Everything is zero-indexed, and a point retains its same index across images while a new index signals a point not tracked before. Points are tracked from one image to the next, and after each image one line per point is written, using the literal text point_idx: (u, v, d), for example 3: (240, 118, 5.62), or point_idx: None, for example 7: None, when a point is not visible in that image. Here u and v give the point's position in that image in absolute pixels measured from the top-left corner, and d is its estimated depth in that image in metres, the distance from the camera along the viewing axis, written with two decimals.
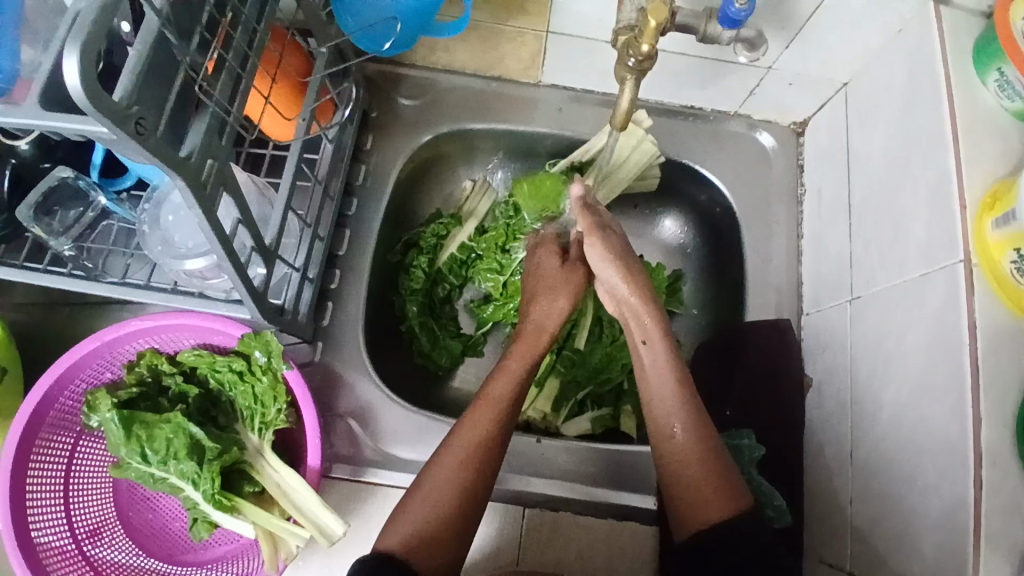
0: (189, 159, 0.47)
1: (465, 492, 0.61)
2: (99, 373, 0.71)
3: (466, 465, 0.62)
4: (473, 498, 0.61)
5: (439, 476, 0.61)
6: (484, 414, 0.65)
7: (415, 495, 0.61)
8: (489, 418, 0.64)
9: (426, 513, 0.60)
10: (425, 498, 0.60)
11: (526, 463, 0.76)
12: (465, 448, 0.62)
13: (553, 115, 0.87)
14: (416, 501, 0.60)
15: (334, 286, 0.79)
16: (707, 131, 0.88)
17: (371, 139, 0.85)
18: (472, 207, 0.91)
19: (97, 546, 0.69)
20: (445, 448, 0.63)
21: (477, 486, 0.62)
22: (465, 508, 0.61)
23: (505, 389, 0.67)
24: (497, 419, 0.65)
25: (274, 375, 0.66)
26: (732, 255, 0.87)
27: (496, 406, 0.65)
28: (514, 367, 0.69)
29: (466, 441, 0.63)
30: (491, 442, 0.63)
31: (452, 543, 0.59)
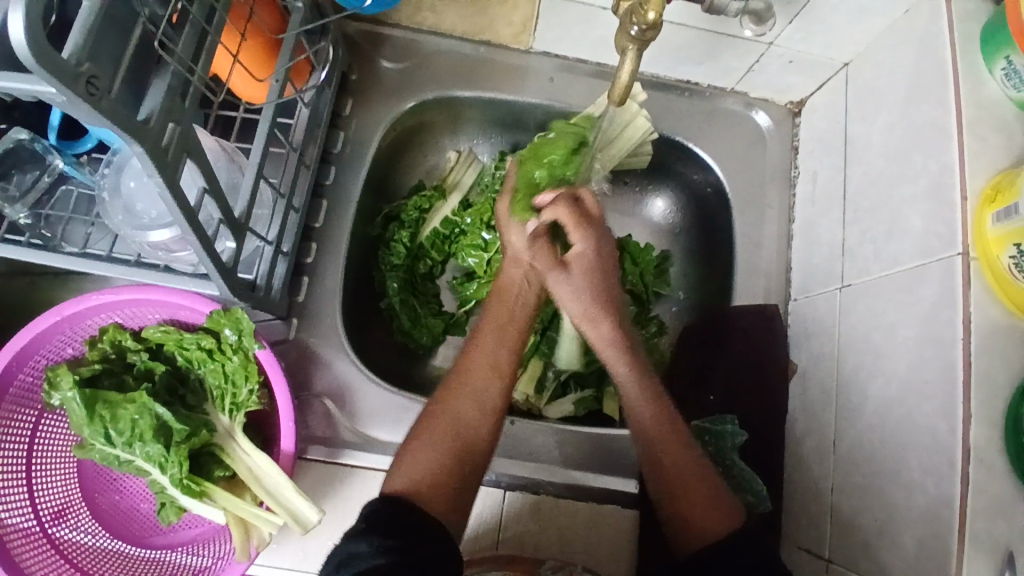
0: (150, 124, 0.43)
1: (468, 423, 0.61)
2: (60, 349, 0.67)
3: (466, 395, 0.62)
4: (477, 430, 0.61)
5: (440, 411, 0.61)
6: (482, 343, 0.65)
7: (417, 434, 0.61)
8: (486, 348, 0.64)
9: (428, 450, 0.59)
10: (428, 435, 0.60)
11: (508, 445, 0.75)
12: (465, 379, 0.63)
13: (544, 85, 0.83)
14: (419, 440, 0.60)
15: (309, 260, 0.75)
16: (702, 108, 0.85)
17: (351, 104, 0.80)
18: (456, 179, 0.87)
19: (62, 528, 0.67)
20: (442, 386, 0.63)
21: (481, 416, 0.62)
22: (470, 439, 0.61)
23: (502, 316, 0.67)
24: (494, 349, 0.64)
25: (246, 354, 0.63)
26: (722, 237, 0.85)
27: (493, 335, 0.65)
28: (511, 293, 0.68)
29: (466, 373, 0.63)
30: (491, 371, 0.63)
31: (461, 478, 0.59)
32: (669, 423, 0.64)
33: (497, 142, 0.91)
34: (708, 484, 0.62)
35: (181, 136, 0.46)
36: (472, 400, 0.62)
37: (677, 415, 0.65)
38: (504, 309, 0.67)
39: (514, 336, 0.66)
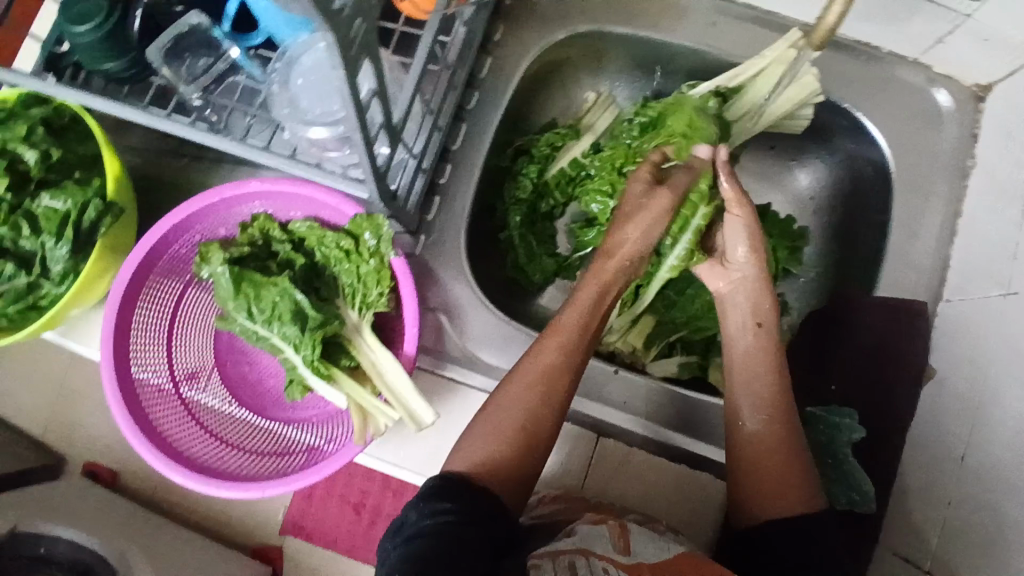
0: (342, 14, 0.44)
1: (530, 420, 0.61)
2: (212, 228, 0.73)
3: (532, 391, 0.61)
4: (539, 427, 0.61)
5: (504, 403, 0.61)
6: (551, 343, 0.63)
7: (479, 422, 0.61)
8: (557, 348, 0.63)
9: (490, 438, 0.60)
10: (491, 427, 0.60)
11: (602, 393, 0.75)
12: (530, 377, 0.62)
13: (705, 30, 0.78)
14: (480, 425, 0.61)
15: (442, 180, 0.77)
16: (878, 75, 0.77)
17: (502, 29, 0.79)
18: (591, 121, 0.86)
19: (193, 389, 0.75)
20: (513, 375, 0.63)
21: (545, 416, 0.61)
22: (531, 434, 0.60)
23: (572, 323, 0.65)
24: (563, 351, 0.63)
25: (381, 259, 0.66)
26: (871, 222, 0.78)
27: (562, 338, 0.63)
28: (584, 299, 0.66)
29: (533, 370, 0.62)
30: (558, 372, 0.62)
31: (521, 470, 0.59)
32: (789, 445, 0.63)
33: (641, 88, 0.87)
34: (793, 463, 0.62)
35: (365, 34, 0.47)
36: (536, 398, 0.61)
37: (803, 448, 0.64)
38: (579, 309, 0.66)
39: (584, 340, 0.64)
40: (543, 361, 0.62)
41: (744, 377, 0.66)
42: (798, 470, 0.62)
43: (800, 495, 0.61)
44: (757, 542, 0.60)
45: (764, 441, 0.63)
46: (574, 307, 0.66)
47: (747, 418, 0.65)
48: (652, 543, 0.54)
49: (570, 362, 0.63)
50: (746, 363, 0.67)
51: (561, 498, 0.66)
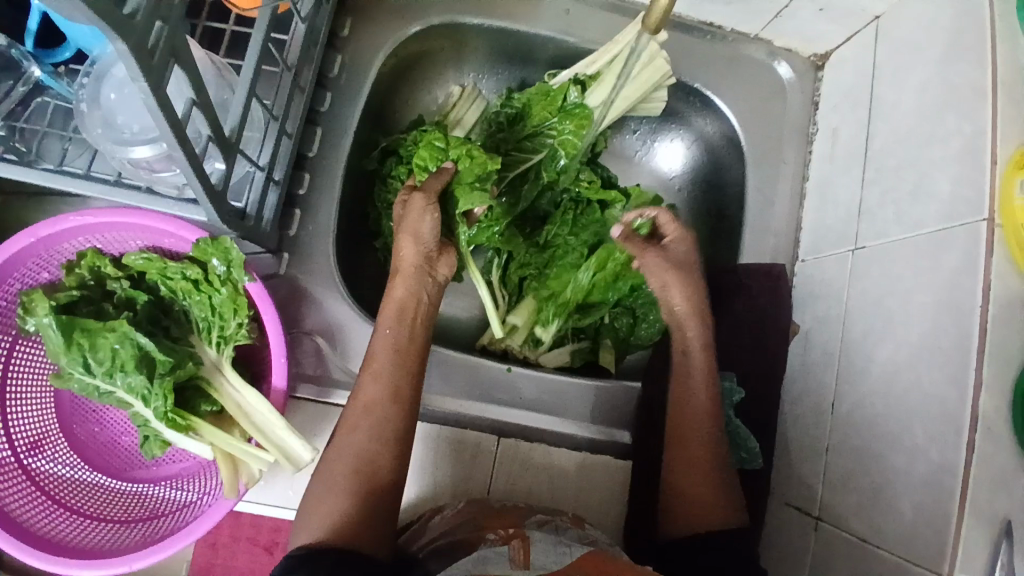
0: (134, 18, 0.37)
1: (365, 461, 0.58)
2: (35, 273, 0.63)
3: (358, 431, 0.59)
4: (377, 466, 0.58)
5: (335, 453, 0.59)
6: (368, 378, 0.61)
7: (318, 480, 0.58)
8: (374, 381, 0.61)
9: (327, 492, 0.57)
10: (326, 481, 0.57)
11: (496, 392, 0.73)
12: (354, 416, 0.60)
13: (560, 17, 0.78)
14: (319, 482, 0.58)
15: (303, 191, 0.71)
16: (724, 53, 0.80)
17: (351, 24, 0.74)
18: (459, 116, 0.83)
19: (39, 459, 0.64)
20: (341, 421, 0.61)
21: (381, 453, 0.59)
22: (370, 476, 0.58)
23: (383, 351, 0.62)
24: (380, 382, 0.61)
25: (235, 286, 0.60)
26: (733, 194, 0.82)
27: (376, 369, 0.62)
28: (386, 324, 0.64)
29: (356, 412, 0.60)
30: (382, 403, 0.60)
31: (368, 516, 0.56)
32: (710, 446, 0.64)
33: (506, 78, 0.85)
34: (726, 485, 0.63)
35: (170, 38, 0.41)
36: (365, 437, 0.59)
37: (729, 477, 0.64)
38: (386, 332, 0.64)
39: (401, 363, 0.62)
40: (365, 398, 0.60)
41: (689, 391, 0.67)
42: (727, 492, 0.63)
43: (726, 514, 0.62)
44: None
45: (694, 410, 0.66)
46: (381, 332, 0.64)
47: (699, 431, 0.65)
48: (556, 550, 0.52)
49: (393, 387, 0.61)
50: (699, 353, 0.68)
51: (456, 517, 0.62)
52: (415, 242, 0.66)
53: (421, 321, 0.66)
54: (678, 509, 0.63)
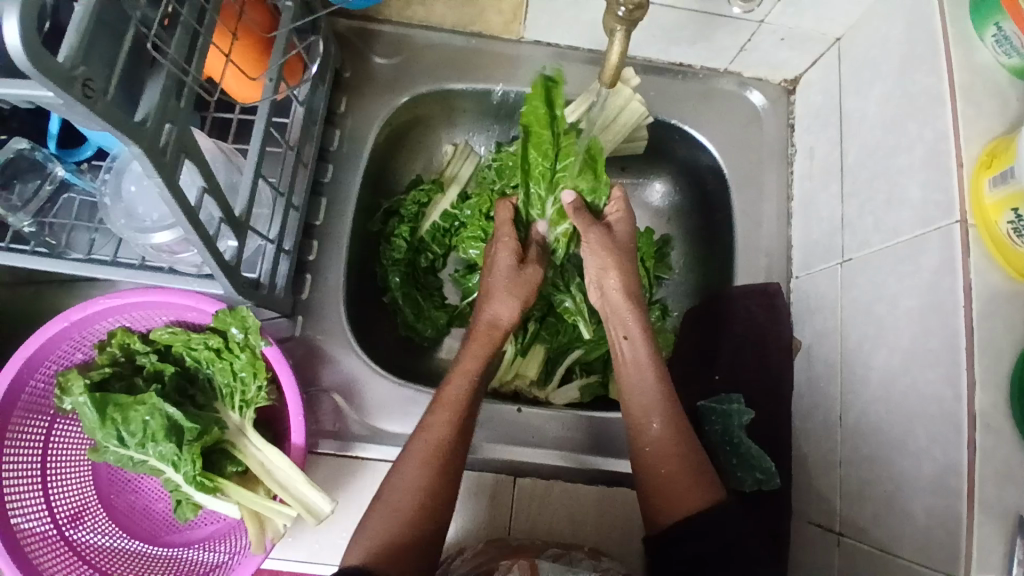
0: (145, 124, 0.43)
1: (429, 497, 0.60)
2: (69, 354, 0.68)
3: (427, 465, 0.61)
4: (438, 502, 0.60)
5: (400, 480, 0.60)
6: (442, 416, 0.64)
7: (376, 509, 0.59)
8: (449, 416, 0.64)
9: (388, 522, 0.58)
10: (386, 509, 0.59)
11: (516, 433, 0.75)
12: (426, 448, 0.62)
13: (538, 73, 0.83)
14: (379, 508, 0.60)
15: (312, 257, 0.76)
16: (696, 89, 0.85)
17: (346, 101, 0.80)
18: (454, 172, 0.88)
19: (79, 530, 0.68)
20: (407, 451, 0.62)
21: (443, 488, 0.61)
22: (430, 513, 0.60)
23: (461, 389, 0.66)
24: (456, 419, 0.64)
25: (253, 351, 0.64)
26: (720, 219, 0.85)
27: (451, 408, 0.64)
28: (470, 366, 0.68)
29: (426, 445, 0.62)
30: (454, 442, 0.63)
31: (420, 550, 0.58)
32: (676, 453, 0.65)
33: (494, 134, 0.91)
34: (693, 464, 0.65)
35: (179, 136, 0.46)
36: (430, 472, 0.61)
37: (704, 469, 0.65)
38: (463, 380, 0.67)
39: (474, 404, 0.66)
40: (437, 433, 0.63)
41: (636, 391, 0.69)
42: (693, 471, 0.64)
43: (698, 495, 0.63)
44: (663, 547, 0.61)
45: (644, 405, 0.68)
46: (460, 374, 0.67)
47: (650, 422, 0.67)
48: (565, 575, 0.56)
49: (463, 429, 0.64)
50: (642, 361, 0.70)
51: (476, 555, 0.64)
52: (519, 306, 0.73)
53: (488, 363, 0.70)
54: (653, 501, 0.65)
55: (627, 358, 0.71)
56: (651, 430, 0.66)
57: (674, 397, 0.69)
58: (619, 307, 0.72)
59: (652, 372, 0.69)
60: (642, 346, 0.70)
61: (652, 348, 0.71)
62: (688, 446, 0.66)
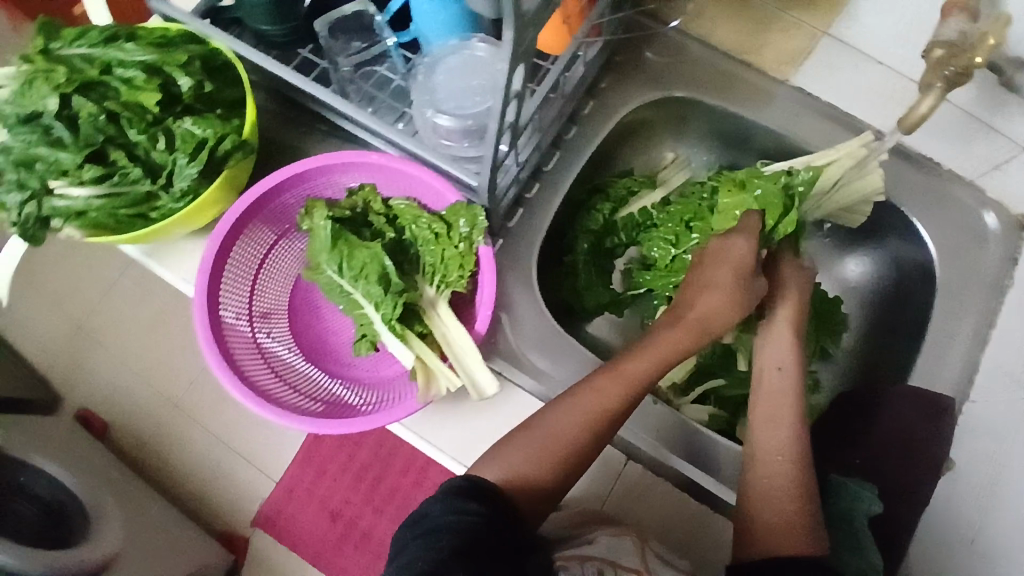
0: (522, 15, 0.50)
1: (570, 447, 0.66)
2: (321, 188, 0.78)
3: (584, 421, 0.66)
4: (582, 456, 0.66)
5: (552, 424, 0.66)
6: (613, 386, 0.68)
7: (518, 438, 0.66)
8: (619, 391, 0.68)
9: (526, 454, 0.65)
10: (529, 443, 0.65)
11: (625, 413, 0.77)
12: (578, 415, 0.66)
13: (788, 116, 0.86)
14: (521, 440, 0.66)
15: (529, 195, 0.84)
16: (934, 189, 0.83)
17: (609, 79, 0.88)
18: (665, 177, 0.95)
19: (262, 327, 0.77)
20: (565, 402, 0.67)
21: (586, 451, 0.67)
22: (569, 463, 0.66)
23: (642, 369, 0.70)
24: (626, 393, 0.68)
25: (469, 245, 0.71)
26: (909, 318, 0.84)
27: (629, 384, 0.68)
28: (660, 351, 0.71)
29: (588, 403, 0.67)
30: (615, 412, 0.67)
31: (550, 486, 0.65)
32: (796, 490, 0.67)
33: (716, 158, 0.96)
34: (805, 512, 0.66)
35: (530, 37, 0.54)
36: (584, 428, 0.66)
37: (812, 511, 0.67)
38: (645, 361, 0.70)
39: (650, 388, 0.70)
40: (602, 399, 0.67)
41: (768, 421, 0.71)
42: (807, 520, 0.65)
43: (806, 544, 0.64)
44: None
45: (781, 440, 0.70)
46: (644, 355, 0.71)
47: (777, 455, 0.69)
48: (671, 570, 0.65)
49: (627, 403, 0.68)
50: (783, 395, 0.73)
51: (570, 517, 0.72)
52: (732, 305, 0.74)
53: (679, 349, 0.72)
54: (754, 529, 0.65)
55: (773, 381, 0.74)
56: (774, 459, 0.69)
57: (802, 439, 0.71)
58: (784, 341, 0.76)
59: (790, 411, 0.71)
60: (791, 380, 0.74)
61: (796, 388, 0.74)
62: (806, 491, 0.68)
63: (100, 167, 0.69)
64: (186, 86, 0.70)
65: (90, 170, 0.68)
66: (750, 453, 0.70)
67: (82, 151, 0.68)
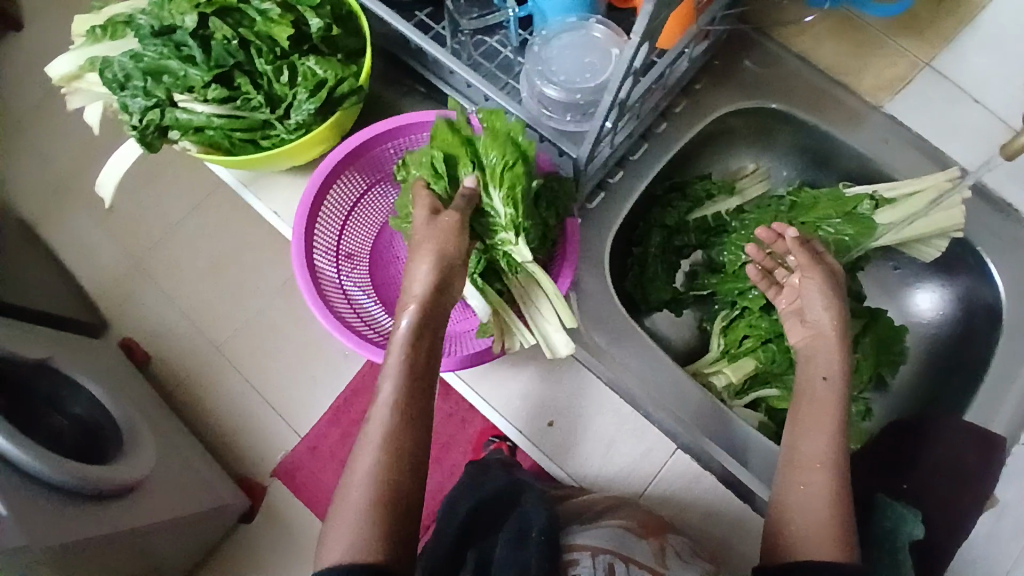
0: None
1: (395, 440, 0.62)
2: (419, 143, 0.81)
3: (401, 414, 0.63)
4: (413, 442, 0.63)
5: (375, 424, 0.63)
6: (396, 356, 0.64)
7: (354, 468, 0.63)
8: (403, 356, 0.64)
9: (364, 466, 0.62)
10: (366, 452, 0.62)
11: (680, 404, 0.78)
12: (404, 363, 0.63)
13: (877, 142, 0.87)
14: (359, 456, 0.63)
15: (613, 180, 0.86)
16: (1015, 234, 0.83)
17: (705, 81, 0.90)
18: (743, 186, 0.96)
19: (343, 268, 0.81)
20: (378, 385, 0.65)
21: (416, 437, 0.64)
22: (398, 459, 0.62)
23: (410, 331, 0.64)
24: (411, 354, 0.64)
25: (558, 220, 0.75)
26: (970, 358, 0.84)
27: (406, 349, 0.64)
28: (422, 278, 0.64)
29: (395, 388, 0.63)
30: (416, 380, 0.64)
31: (399, 510, 0.61)
32: (840, 505, 0.65)
33: (796, 175, 0.97)
34: (842, 527, 0.65)
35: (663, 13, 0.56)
36: (398, 421, 0.63)
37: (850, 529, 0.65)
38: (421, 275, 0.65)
39: (426, 344, 0.65)
40: (396, 366, 0.64)
41: (812, 430, 0.69)
42: (845, 534, 0.64)
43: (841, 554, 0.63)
44: None
45: (824, 454, 0.67)
46: (415, 281, 0.65)
47: (819, 469, 0.67)
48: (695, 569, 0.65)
49: (424, 360, 0.65)
50: (832, 404, 0.70)
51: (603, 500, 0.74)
52: (432, 260, 0.64)
53: (449, 269, 0.65)
54: (784, 535, 0.65)
55: (822, 392, 0.70)
56: (817, 472, 0.66)
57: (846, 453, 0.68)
58: (830, 341, 0.72)
59: (834, 419, 0.69)
60: (840, 390, 0.70)
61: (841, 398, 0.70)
62: (844, 507, 0.65)
63: (225, 90, 0.73)
64: (316, 26, 0.74)
65: (214, 90, 0.72)
66: (790, 458, 0.69)
67: (212, 72, 0.73)
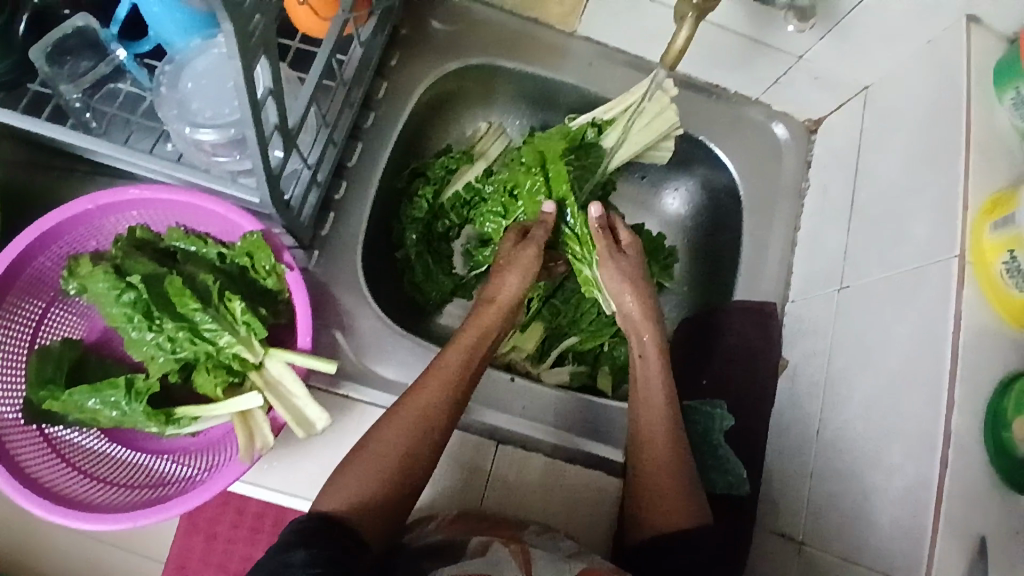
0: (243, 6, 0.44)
1: (393, 455, 0.61)
2: (84, 239, 0.68)
3: (403, 434, 0.62)
4: (394, 466, 0.61)
5: (356, 459, 0.61)
6: (431, 385, 0.64)
7: (338, 476, 0.61)
8: (426, 396, 0.64)
9: (349, 480, 0.60)
10: (349, 473, 0.60)
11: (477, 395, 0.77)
12: (462, 360, 0.67)
13: (582, 69, 0.87)
14: (344, 469, 0.61)
15: (338, 197, 0.77)
16: (727, 113, 0.89)
17: (398, 56, 0.82)
18: (483, 148, 0.90)
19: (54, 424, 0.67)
20: (383, 422, 0.63)
21: (411, 453, 0.62)
22: (402, 474, 0.61)
23: (455, 361, 0.67)
24: (447, 391, 0.65)
25: (277, 278, 0.66)
26: (729, 240, 0.88)
27: (434, 385, 0.65)
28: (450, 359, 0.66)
29: (389, 440, 0.61)
30: (438, 415, 0.64)
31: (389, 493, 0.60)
32: (677, 458, 0.68)
33: (529, 120, 0.94)
34: (688, 483, 0.68)
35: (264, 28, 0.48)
36: (395, 447, 0.61)
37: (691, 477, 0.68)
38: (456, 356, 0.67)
39: (467, 376, 0.67)
40: (424, 398, 0.64)
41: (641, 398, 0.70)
42: (688, 492, 0.67)
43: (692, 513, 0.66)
44: (659, 555, 0.65)
45: (650, 419, 0.69)
46: (455, 348, 0.68)
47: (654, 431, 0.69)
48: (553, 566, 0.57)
49: (454, 400, 0.65)
50: (653, 369, 0.72)
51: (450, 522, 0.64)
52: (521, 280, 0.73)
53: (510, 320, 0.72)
54: (638, 501, 0.67)
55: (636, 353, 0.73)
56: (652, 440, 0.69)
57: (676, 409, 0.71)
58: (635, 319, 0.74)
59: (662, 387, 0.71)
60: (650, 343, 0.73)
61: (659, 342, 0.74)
62: (681, 458, 0.68)
63: None
64: None
65: None
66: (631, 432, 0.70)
67: None
